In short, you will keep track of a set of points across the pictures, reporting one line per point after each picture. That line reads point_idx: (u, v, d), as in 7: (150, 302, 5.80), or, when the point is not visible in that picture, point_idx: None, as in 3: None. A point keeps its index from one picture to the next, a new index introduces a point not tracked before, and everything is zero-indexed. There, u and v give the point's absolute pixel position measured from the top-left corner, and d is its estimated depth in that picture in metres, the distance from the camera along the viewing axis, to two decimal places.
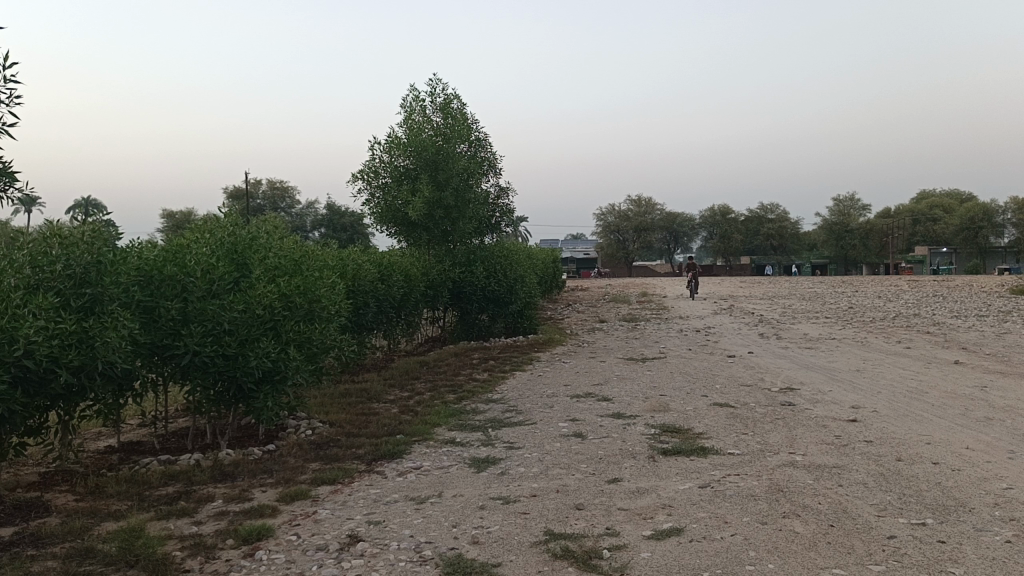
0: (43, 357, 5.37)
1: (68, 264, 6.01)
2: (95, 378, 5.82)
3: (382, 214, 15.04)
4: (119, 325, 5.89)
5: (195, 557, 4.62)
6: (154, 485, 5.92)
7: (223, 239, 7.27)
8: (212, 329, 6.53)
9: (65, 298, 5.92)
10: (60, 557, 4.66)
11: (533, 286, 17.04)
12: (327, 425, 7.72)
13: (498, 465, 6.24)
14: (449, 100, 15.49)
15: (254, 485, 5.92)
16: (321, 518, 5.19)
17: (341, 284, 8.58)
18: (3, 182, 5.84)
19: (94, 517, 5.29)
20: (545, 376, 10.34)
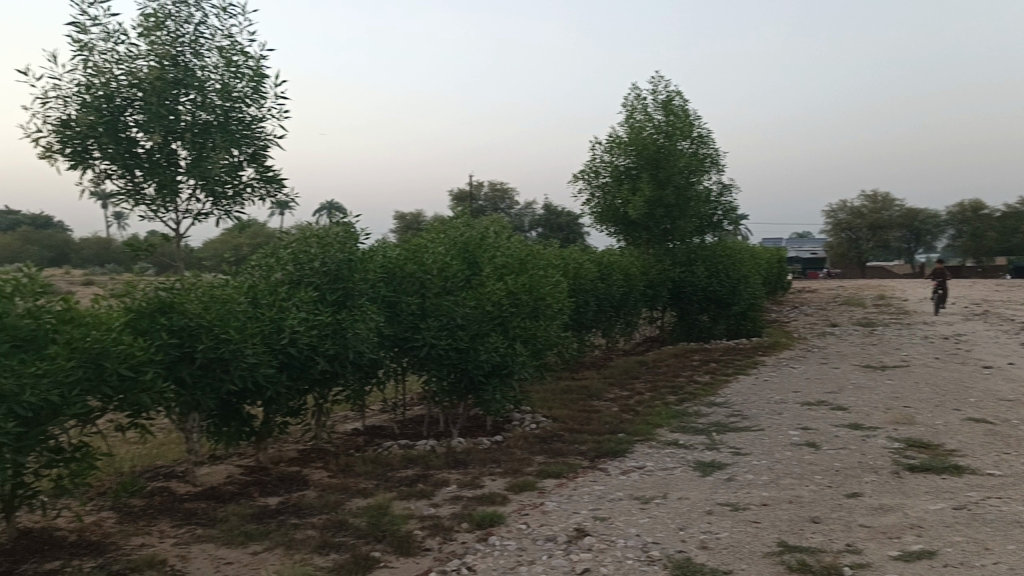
0: (305, 345, 6.03)
1: (324, 262, 6.64)
2: (346, 365, 6.42)
3: (602, 214, 15.48)
4: (367, 318, 6.44)
5: (434, 538, 4.93)
6: (395, 467, 6.38)
7: (456, 238, 7.71)
8: (448, 323, 6.96)
9: (322, 293, 6.53)
10: (318, 527, 5.15)
11: (758, 287, 16.39)
12: (551, 420, 7.91)
13: (724, 471, 6.08)
14: (671, 96, 15.30)
15: (484, 473, 6.20)
16: (548, 510, 5.33)
17: (564, 282, 8.75)
18: (273, 189, 6.59)
19: (345, 493, 5.80)
20: (771, 381, 9.91)
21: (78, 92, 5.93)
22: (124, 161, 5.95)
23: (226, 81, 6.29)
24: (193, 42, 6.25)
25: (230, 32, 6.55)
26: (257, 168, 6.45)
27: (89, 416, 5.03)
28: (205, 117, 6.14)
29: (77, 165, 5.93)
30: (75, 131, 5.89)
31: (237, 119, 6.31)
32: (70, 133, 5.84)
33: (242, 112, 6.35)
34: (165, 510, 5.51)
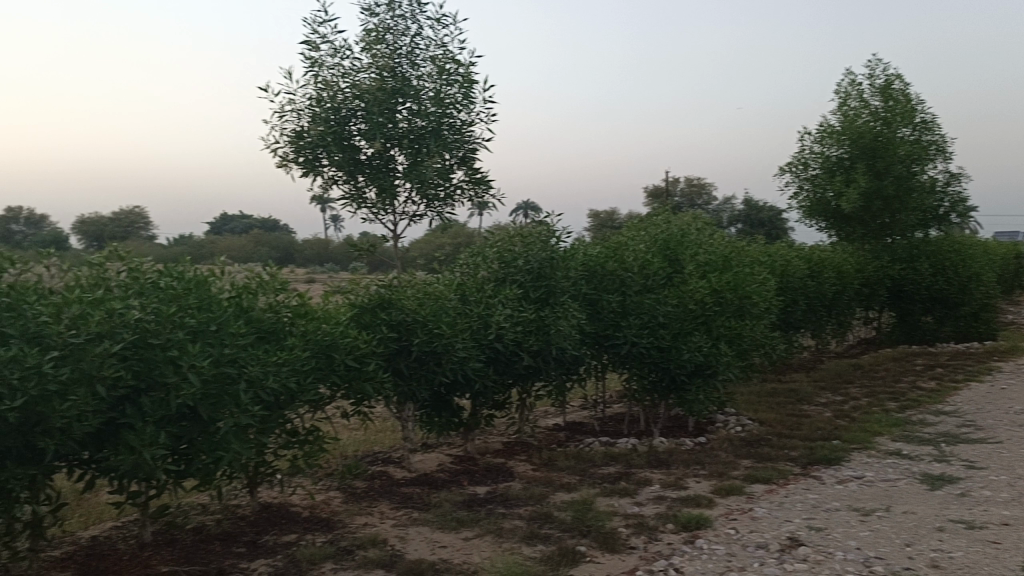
0: (510, 340, 6.24)
1: (528, 260, 6.80)
2: (549, 362, 6.58)
3: (812, 207, 14.65)
4: (569, 315, 6.55)
5: (639, 536, 4.91)
6: (597, 463, 6.42)
7: (657, 236, 7.60)
8: (649, 322, 6.92)
9: (526, 290, 6.70)
10: (524, 518, 5.30)
11: (992, 286, 14.89)
12: (757, 423, 7.64)
13: (956, 486, 5.58)
14: (890, 80, 14.22)
15: (689, 474, 6.10)
16: (758, 516, 5.15)
17: (771, 280, 8.40)
18: (481, 190, 6.85)
19: (549, 486, 5.91)
20: (1010, 390, 8.96)
21: (309, 105, 6.47)
22: (349, 167, 6.44)
23: (439, 88, 6.60)
24: (409, 53, 6.62)
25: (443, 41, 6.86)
26: (467, 170, 6.74)
27: (319, 402, 5.49)
28: (420, 124, 6.49)
29: (309, 172, 6.49)
30: (307, 141, 6.45)
31: (449, 125, 6.61)
32: (302, 143, 6.40)
33: (453, 118, 6.64)
34: (384, 493, 5.89)
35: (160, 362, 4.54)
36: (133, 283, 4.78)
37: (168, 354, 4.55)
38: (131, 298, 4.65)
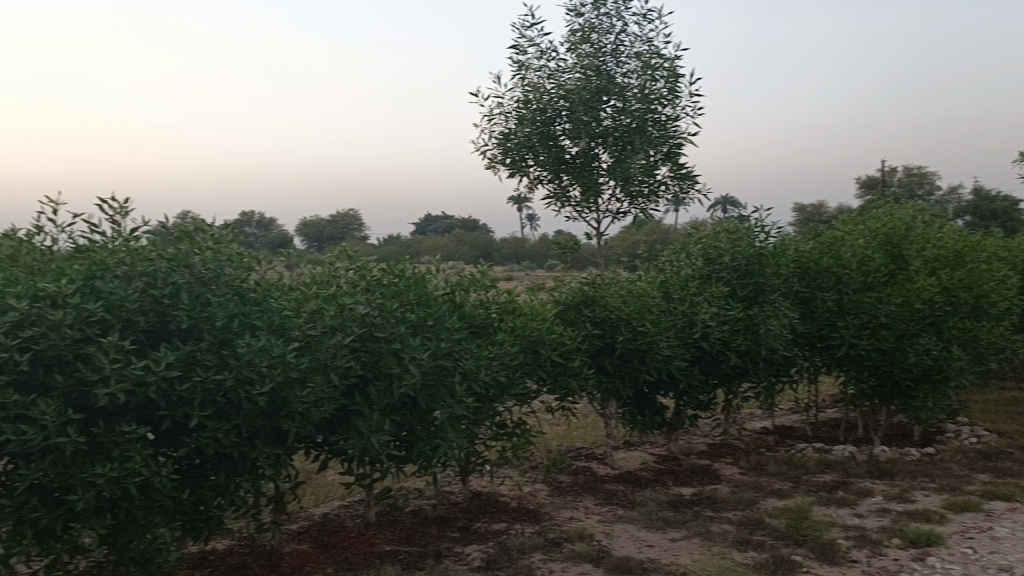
0: (716, 340, 6.09)
1: (734, 257, 6.61)
2: (758, 362, 6.36)
3: None
4: (780, 314, 6.27)
5: (861, 549, 4.62)
6: (811, 470, 6.12)
7: (877, 229, 7.09)
8: (869, 321, 6.50)
9: (733, 288, 6.53)
10: (734, 523, 5.15)
11: None
12: (994, 435, 6.95)
13: None
14: None
15: (916, 487, 5.66)
16: (1000, 536, 4.68)
17: (1012, 278, 7.61)
18: (686, 186, 6.74)
19: (759, 491, 5.71)
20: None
21: (517, 107, 6.67)
22: (554, 167, 6.59)
23: (644, 84, 6.58)
24: (614, 50, 6.64)
25: (647, 37, 6.82)
26: (672, 166, 6.67)
27: (527, 397, 5.64)
28: (625, 122, 6.49)
29: (516, 172, 6.70)
30: (515, 142, 6.67)
31: (654, 120, 6.57)
32: (510, 144, 6.62)
33: (658, 113, 6.59)
34: (589, 488, 5.95)
35: (384, 354, 4.90)
36: (361, 280, 5.18)
37: (392, 346, 4.91)
38: (360, 295, 5.03)
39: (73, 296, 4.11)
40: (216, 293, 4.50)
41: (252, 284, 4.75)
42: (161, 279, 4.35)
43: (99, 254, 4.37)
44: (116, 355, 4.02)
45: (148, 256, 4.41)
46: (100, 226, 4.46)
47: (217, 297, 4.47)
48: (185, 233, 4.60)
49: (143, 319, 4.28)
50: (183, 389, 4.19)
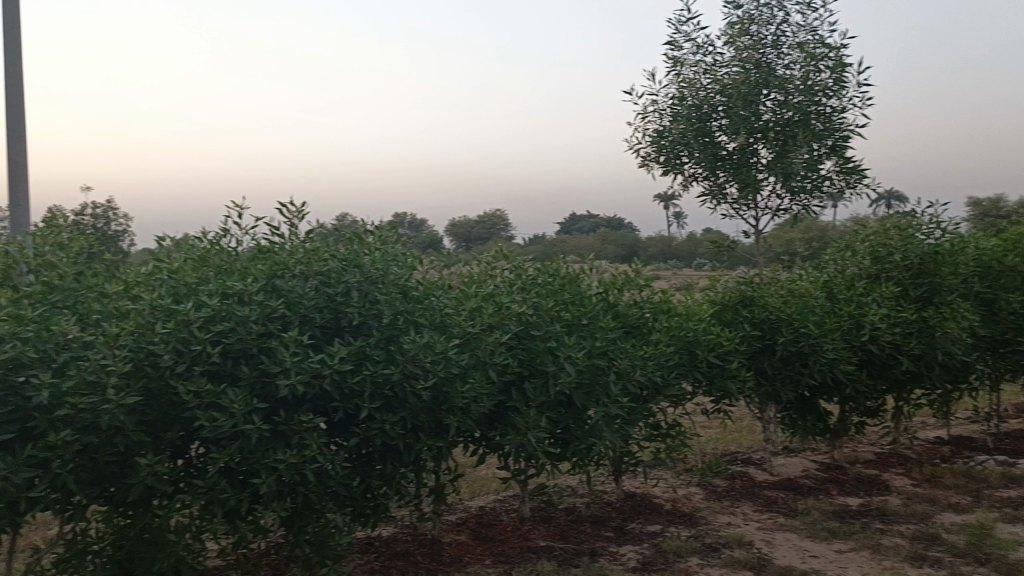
0: (886, 343, 5.77)
1: (906, 255, 6.26)
2: (933, 367, 5.97)
3: None
4: (959, 317, 5.89)
5: None
6: (994, 485, 5.69)
7: None
8: None
9: (904, 288, 6.18)
10: (906, 537, 4.86)
11: None
12: None
13: None
14: None
15: None
16: None
17: None
18: (854, 180, 6.46)
19: (934, 504, 5.36)
20: None
21: (672, 105, 6.65)
22: (710, 164, 6.49)
23: (807, 76, 6.35)
24: (775, 42, 6.46)
25: (811, 26, 6.58)
26: (838, 160, 6.40)
27: (683, 398, 5.57)
28: (786, 115, 6.29)
29: (671, 170, 6.67)
30: (669, 140, 6.62)
31: (818, 113, 6.33)
32: (664, 143, 6.60)
33: (822, 105, 6.35)
34: (747, 494, 5.80)
35: (541, 352, 4.99)
36: (517, 279, 5.29)
37: (548, 345, 4.99)
38: (516, 294, 5.13)
39: (258, 294, 4.49)
40: (383, 292, 4.81)
41: (415, 283, 5.00)
42: (334, 279, 4.69)
43: (279, 255, 4.74)
44: (296, 349, 4.36)
45: (322, 256, 4.76)
46: (280, 228, 4.85)
47: (384, 295, 4.79)
48: (355, 235, 4.92)
49: (319, 316, 4.62)
50: (355, 382, 4.47)
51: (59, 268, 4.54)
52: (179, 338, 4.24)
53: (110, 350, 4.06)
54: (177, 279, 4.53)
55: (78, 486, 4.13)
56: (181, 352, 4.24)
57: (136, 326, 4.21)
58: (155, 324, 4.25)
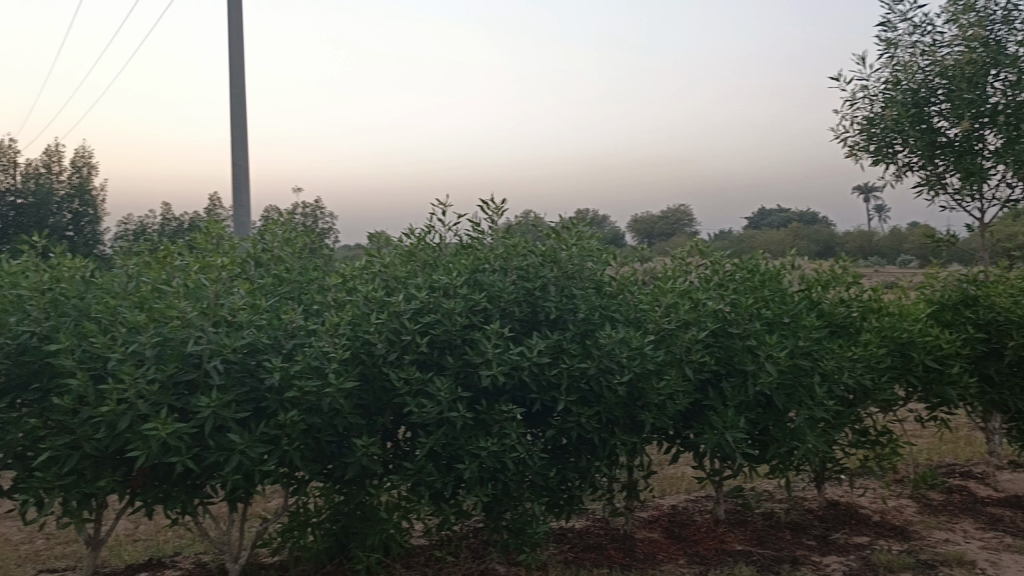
0: None
1: None
2: None
3: None
4: None
5: None
6: None
7: None
8: None
9: None
10: None
11: None
12: None
13: None
14: None
15: None
16: None
17: None
18: None
19: None
20: None
21: (885, 89, 6.30)
22: (928, 152, 6.08)
23: None
24: (1006, 17, 5.94)
25: None
26: None
27: (894, 403, 5.25)
28: (1019, 97, 5.79)
29: (882, 159, 6.33)
30: (881, 127, 6.27)
31: None
32: (876, 129, 6.28)
33: None
34: (967, 510, 5.35)
35: (740, 351, 4.86)
36: (713, 275, 5.15)
37: (747, 343, 4.84)
38: (712, 290, 5.02)
39: (462, 288, 4.71)
40: (579, 287, 4.88)
41: (608, 278, 5.04)
42: (533, 273, 4.81)
43: (480, 250, 4.94)
44: (497, 341, 4.52)
45: (522, 251, 4.89)
46: (480, 225, 5.06)
47: (580, 291, 4.85)
48: (554, 230, 5.02)
49: (518, 309, 4.75)
50: (553, 374, 4.56)
51: (288, 263, 5.01)
52: (391, 328, 4.54)
53: (332, 338, 4.40)
54: (389, 273, 4.86)
55: (302, 463, 4.49)
56: (393, 341, 4.54)
57: (353, 316, 4.54)
58: (370, 315, 4.56)
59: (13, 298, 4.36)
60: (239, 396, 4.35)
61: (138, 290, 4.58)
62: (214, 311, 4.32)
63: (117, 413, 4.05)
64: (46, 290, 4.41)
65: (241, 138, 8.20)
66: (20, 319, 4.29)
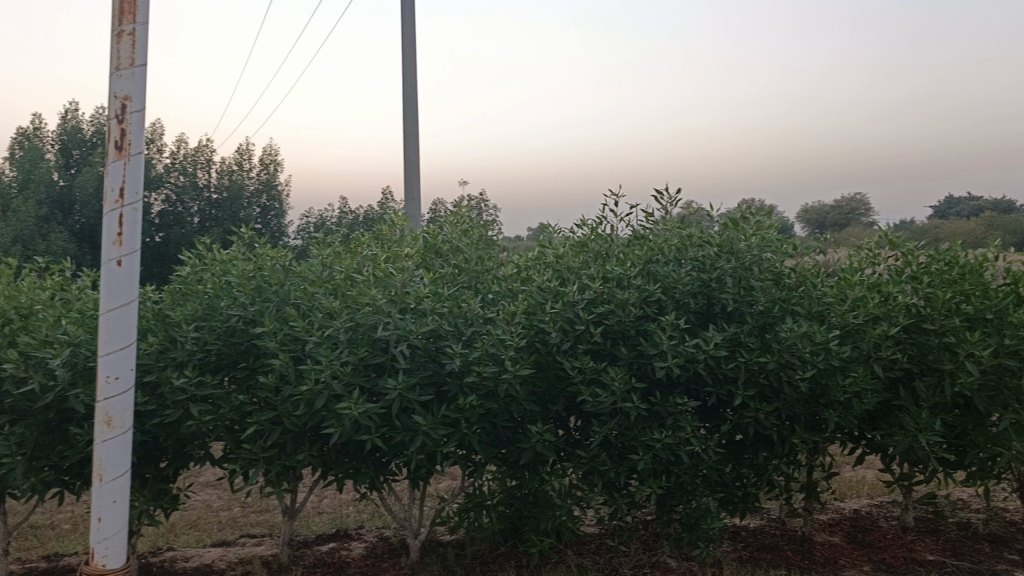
0: None
1: None
2: None
3: None
4: None
5: None
6: None
7: None
8: None
9: None
10: None
11: None
12: None
13: None
14: None
15: None
16: None
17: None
18: None
19: None
20: None
21: None
22: None
23: None
24: None
25: None
26: None
27: None
28: None
29: None
30: None
31: None
32: None
33: None
34: None
35: (935, 349, 4.60)
36: (906, 268, 4.90)
37: (944, 340, 4.57)
38: (905, 283, 4.79)
39: (636, 279, 4.68)
40: (757, 279, 4.74)
41: (787, 270, 4.88)
42: (709, 264, 4.72)
43: (654, 241, 4.89)
44: (672, 333, 4.46)
45: (697, 242, 4.80)
46: (654, 216, 5.03)
47: (759, 282, 4.71)
48: (732, 220, 4.88)
49: (694, 301, 4.67)
50: (730, 368, 4.45)
51: (466, 254, 5.17)
52: (565, 317, 4.58)
53: (508, 326, 4.51)
54: (563, 263, 4.93)
55: (480, 446, 4.65)
56: (567, 330, 4.59)
57: (528, 306, 4.64)
58: (545, 305, 4.64)
59: (224, 284, 4.77)
60: (422, 379, 4.56)
61: (332, 278, 4.92)
62: (402, 299, 4.57)
63: (315, 392, 4.34)
64: (252, 278, 4.82)
65: (414, 134, 8.54)
66: (230, 304, 4.70)
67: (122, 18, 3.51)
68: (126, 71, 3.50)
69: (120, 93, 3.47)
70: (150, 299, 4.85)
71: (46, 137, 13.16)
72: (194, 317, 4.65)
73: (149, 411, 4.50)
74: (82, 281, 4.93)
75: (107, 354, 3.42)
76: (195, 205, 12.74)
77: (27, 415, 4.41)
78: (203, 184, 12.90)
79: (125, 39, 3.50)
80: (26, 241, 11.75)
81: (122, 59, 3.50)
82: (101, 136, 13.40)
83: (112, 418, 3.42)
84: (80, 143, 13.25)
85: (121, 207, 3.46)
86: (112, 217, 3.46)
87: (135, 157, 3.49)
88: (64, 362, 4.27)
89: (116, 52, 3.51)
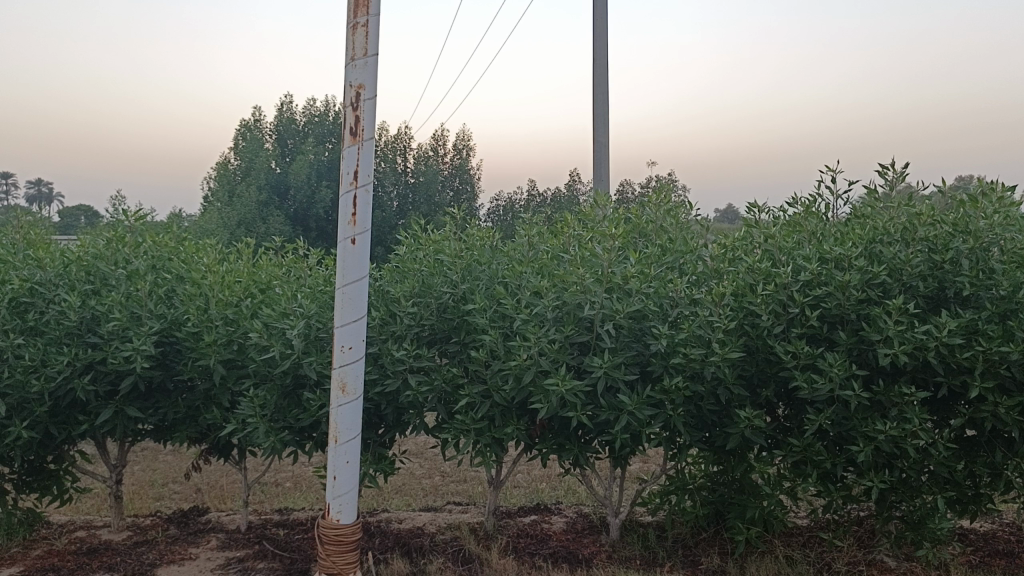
0: None
1: None
2: None
3: None
4: None
5: None
6: None
7: None
8: None
9: None
10: None
11: None
12: None
13: None
14: None
15: None
16: None
17: None
18: None
19: None
20: None
21: None
22: None
23: None
24: None
25: None
26: None
27: None
28: None
29: None
30: None
31: None
32: None
33: None
34: None
35: None
36: None
37: None
38: None
39: (858, 260, 4.41)
40: (998, 261, 4.33)
41: None
42: (942, 245, 4.38)
43: (877, 220, 4.59)
44: (900, 318, 4.16)
45: (927, 220, 4.45)
46: (876, 191, 4.73)
47: (1001, 264, 4.30)
48: (968, 198, 4.50)
49: (923, 284, 4.37)
50: (965, 357, 4.11)
51: (670, 234, 5.08)
52: (778, 300, 4.41)
53: (717, 307, 4.42)
54: (775, 243, 4.71)
55: (686, 429, 4.58)
56: (780, 313, 4.41)
57: (737, 287, 4.50)
58: (756, 286, 4.49)
59: (437, 263, 5.00)
60: (628, 358, 4.55)
61: (539, 257, 5.05)
62: (608, 278, 4.53)
63: (523, 368, 4.46)
64: (463, 257, 5.00)
65: (603, 114, 8.51)
66: (443, 282, 4.92)
67: (358, 10, 3.71)
68: (360, 61, 3.72)
69: (355, 83, 3.70)
70: (371, 276, 5.17)
71: (265, 128, 14.38)
72: (412, 293, 4.91)
73: (372, 380, 4.79)
74: (312, 258, 5.26)
75: (342, 326, 3.68)
76: (396, 189, 13.44)
77: (267, 380, 4.83)
78: (402, 169, 13.59)
79: (359, 31, 3.71)
80: (249, 224, 12.89)
81: (357, 49, 3.71)
82: (311, 126, 14.45)
83: (346, 384, 3.67)
84: (294, 133, 14.36)
85: (356, 189, 3.69)
86: (347, 198, 3.69)
87: (367, 142, 3.71)
88: (300, 332, 4.65)
89: (352, 43, 3.72)
